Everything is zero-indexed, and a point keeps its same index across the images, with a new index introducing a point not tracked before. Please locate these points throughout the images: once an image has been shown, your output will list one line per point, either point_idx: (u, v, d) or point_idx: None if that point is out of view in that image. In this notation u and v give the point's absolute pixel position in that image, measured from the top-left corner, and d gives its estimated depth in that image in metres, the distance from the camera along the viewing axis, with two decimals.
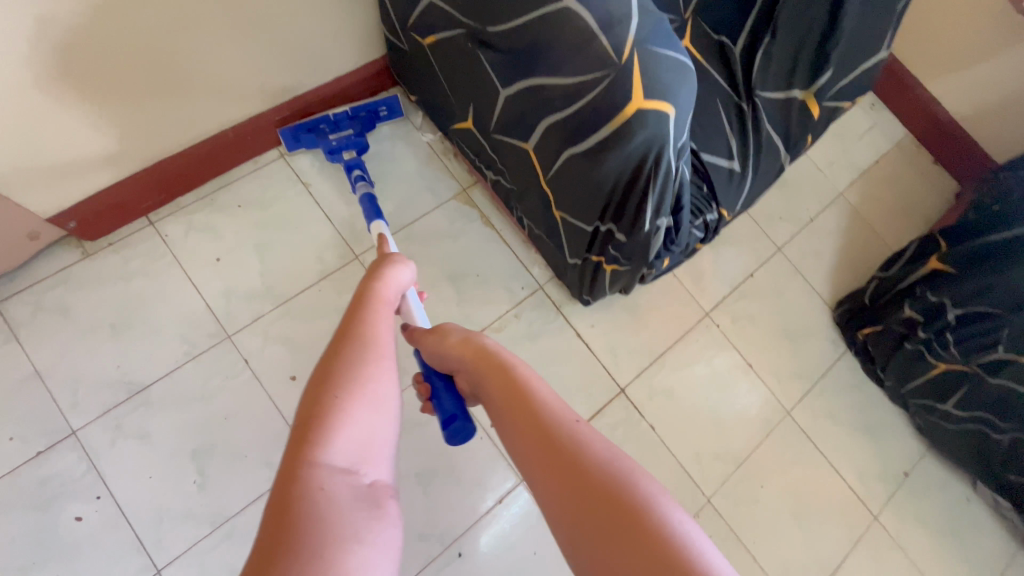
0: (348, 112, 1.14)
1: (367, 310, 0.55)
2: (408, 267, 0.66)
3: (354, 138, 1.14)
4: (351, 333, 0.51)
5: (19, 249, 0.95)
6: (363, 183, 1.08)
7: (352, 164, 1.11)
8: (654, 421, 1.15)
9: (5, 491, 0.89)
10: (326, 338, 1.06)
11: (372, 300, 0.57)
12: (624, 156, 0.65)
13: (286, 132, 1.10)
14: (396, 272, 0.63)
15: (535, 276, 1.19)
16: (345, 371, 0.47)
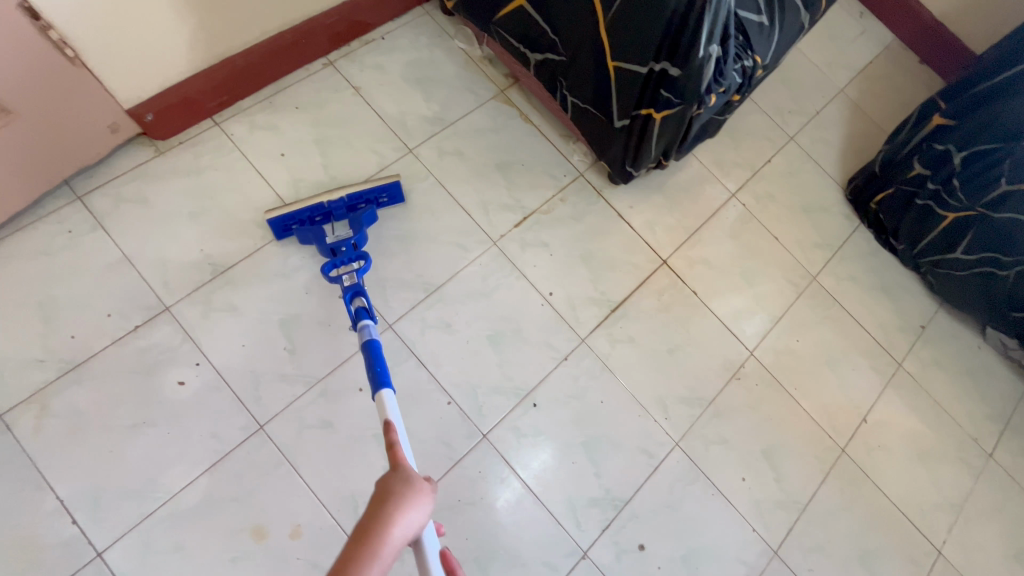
0: (348, 200, 1.06)
1: (368, 547, 0.53)
2: (426, 503, 0.58)
3: (352, 239, 1.04)
4: (361, 538, 0.53)
5: (102, 141, 1.01)
6: (363, 316, 0.92)
7: (352, 291, 0.95)
8: (695, 287, 1.25)
9: (110, 360, 0.94)
10: (393, 220, 1.15)
11: (374, 543, 0.53)
12: None
13: (275, 225, 1.03)
14: (411, 513, 0.57)
15: (575, 165, 1.28)
16: None
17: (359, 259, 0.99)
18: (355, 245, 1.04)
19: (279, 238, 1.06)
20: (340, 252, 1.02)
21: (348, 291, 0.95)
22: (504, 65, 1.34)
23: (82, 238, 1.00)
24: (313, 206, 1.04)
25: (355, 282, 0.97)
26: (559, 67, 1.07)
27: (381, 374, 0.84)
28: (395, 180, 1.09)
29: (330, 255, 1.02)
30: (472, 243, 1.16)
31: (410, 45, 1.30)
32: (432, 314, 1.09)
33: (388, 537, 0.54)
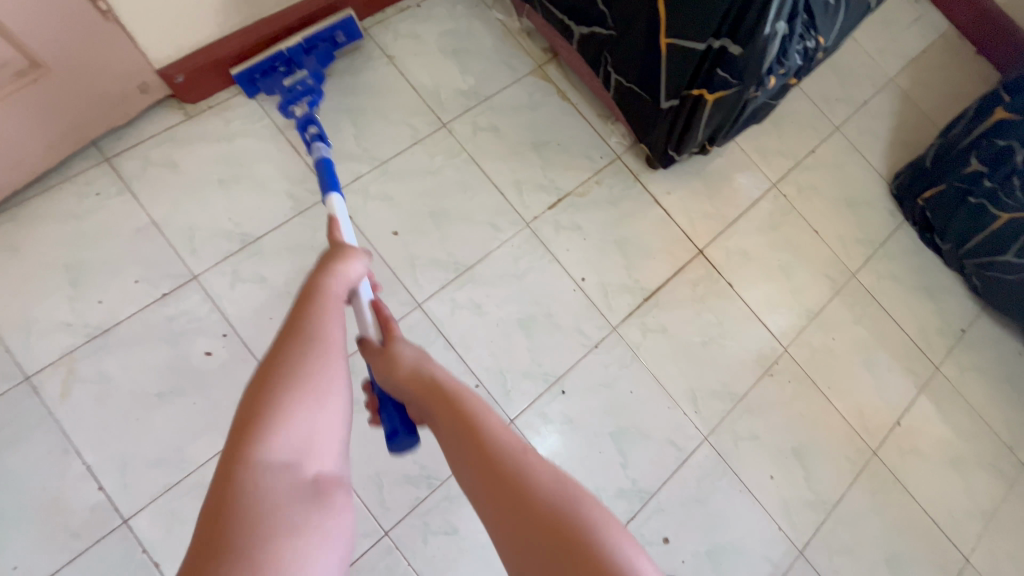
0: (304, 46, 1.08)
1: (314, 303, 0.45)
2: (363, 260, 0.52)
3: (307, 78, 1.07)
4: (295, 321, 0.43)
5: (132, 101, 0.98)
6: (316, 141, 0.93)
7: (307, 119, 0.99)
8: (731, 279, 1.21)
9: (138, 326, 0.93)
10: (425, 196, 1.11)
11: (309, 301, 0.45)
12: None
13: (240, 78, 1.05)
14: (349, 266, 0.50)
15: (612, 147, 1.24)
16: (293, 342, 0.41)
17: (310, 94, 1.06)
18: (311, 85, 1.07)
19: (249, 93, 1.08)
20: (297, 90, 1.05)
21: (302, 118, 0.99)
22: (542, 39, 1.28)
23: (111, 202, 0.98)
24: (274, 53, 1.05)
25: (308, 112, 1.01)
26: (606, 42, 1.02)
27: (331, 183, 0.83)
28: (350, 16, 1.10)
29: (287, 92, 1.06)
30: (505, 223, 1.13)
31: (446, 14, 1.24)
32: (461, 294, 1.07)
33: (325, 286, 0.47)
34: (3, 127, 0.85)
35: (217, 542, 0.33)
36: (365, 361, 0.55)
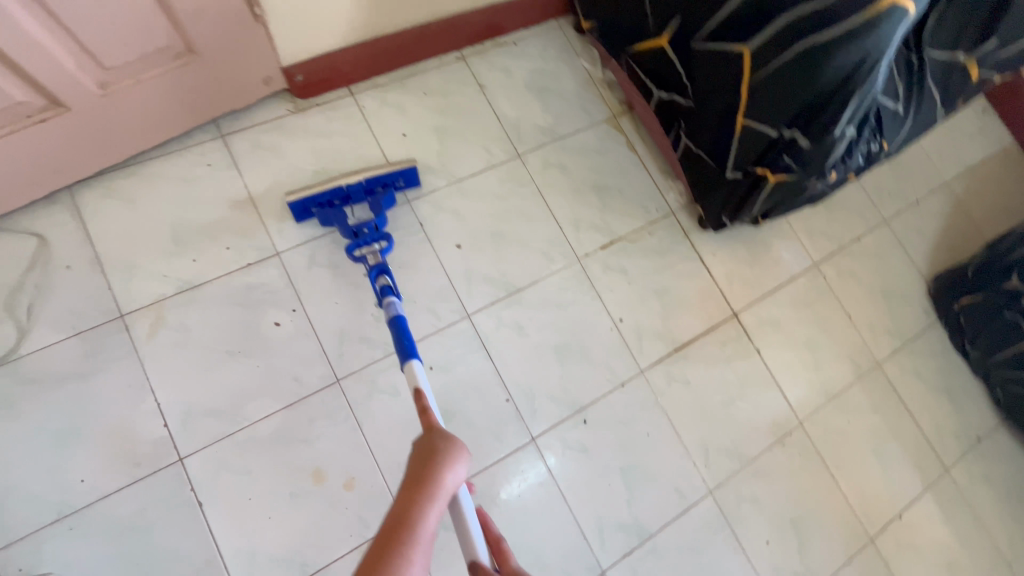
0: (365, 185, 1.08)
1: (420, 514, 0.59)
2: (464, 462, 0.65)
3: (373, 222, 1.06)
4: (400, 522, 0.58)
5: (255, 91, 1.10)
6: (391, 298, 0.96)
7: (377, 270, 1.00)
8: (760, 346, 1.26)
9: (222, 288, 1.04)
10: (491, 217, 1.21)
11: (417, 506, 0.59)
12: (857, 49, 0.80)
13: (294, 207, 1.05)
14: (452, 471, 0.63)
15: (669, 202, 1.31)
16: (394, 552, 0.55)
17: (382, 240, 1.04)
18: (376, 228, 1.06)
19: (298, 219, 1.09)
20: (363, 236, 1.04)
21: (373, 269, 1.00)
22: (621, 91, 1.37)
23: (218, 173, 1.10)
24: (333, 191, 1.05)
25: (379, 262, 1.01)
26: (682, 110, 1.11)
27: (410, 349, 0.89)
28: (411, 166, 1.10)
29: (353, 237, 1.05)
30: (558, 255, 1.21)
31: (537, 54, 1.35)
32: (508, 313, 1.15)
33: (428, 495, 0.61)
34: (153, 100, 0.97)
35: None
36: (477, 575, 0.66)
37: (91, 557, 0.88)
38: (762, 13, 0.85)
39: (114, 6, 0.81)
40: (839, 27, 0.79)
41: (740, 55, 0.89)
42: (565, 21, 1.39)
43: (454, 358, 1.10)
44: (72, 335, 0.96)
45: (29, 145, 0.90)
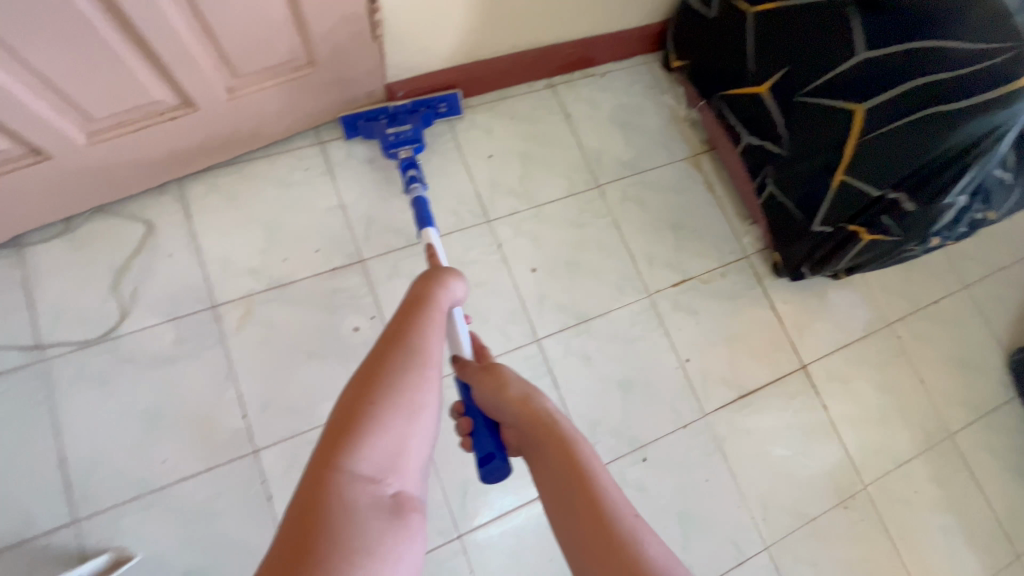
0: (409, 107, 1.15)
1: (423, 321, 0.53)
2: (461, 283, 0.59)
3: (410, 132, 1.15)
4: (398, 337, 0.51)
5: (357, 104, 1.15)
6: (416, 185, 1.08)
7: (407, 163, 1.11)
8: (827, 402, 1.23)
9: (308, 289, 1.07)
10: (566, 244, 1.22)
11: (416, 323, 0.52)
12: (985, 123, 0.80)
13: (345, 120, 1.13)
14: (453, 285, 0.58)
15: (743, 246, 1.30)
16: (393, 363, 0.49)
17: (417, 142, 1.14)
18: (415, 136, 1.14)
19: (348, 135, 1.16)
20: (402, 137, 1.14)
21: (404, 163, 1.11)
22: (704, 131, 1.37)
23: (314, 178, 1.14)
24: (380, 107, 1.13)
25: (410, 157, 1.12)
26: (773, 158, 1.11)
27: (428, 219, 1.01)
28: (455, 92, 1.18)
29: (389, 140, 1.14)
30: (629, 288, 1.22)
31: (624, 87, 1.36)
32: (576, 341, 1.16)
33: (427, 311, 0.54)
34: (269, 106, 1.02)
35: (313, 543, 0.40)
36: (461, 371, 0.66)
37: (165, 538, 0.91)
38: (897, 69, 0.84)
39: (255, 20, 0.86)
40: (985, 92, 0.78)
41: (852, 112, 0.90)
42: (654, 57, 1.40)
43: (521, 381, 1.11)
44: (167, 319, 1.01)
45: (156, 139, 0.96)
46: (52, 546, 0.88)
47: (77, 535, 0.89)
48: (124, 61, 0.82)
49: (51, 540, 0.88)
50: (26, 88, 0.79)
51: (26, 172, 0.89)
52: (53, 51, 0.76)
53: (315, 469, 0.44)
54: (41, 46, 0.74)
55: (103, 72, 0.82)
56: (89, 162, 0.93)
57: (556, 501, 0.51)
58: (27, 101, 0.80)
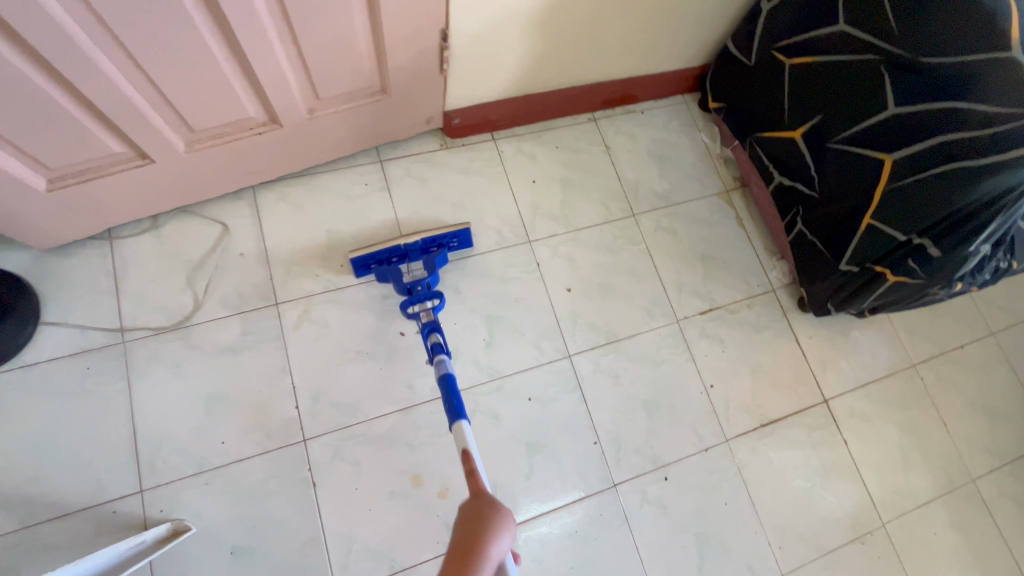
0: (422, 244, 1.13)
1: (471, 570, 0.62)
2: (509, 532, 0.67)
3: (426, 278, 1.12)
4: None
5: (417, 128, 1.25)
6: (441, 356, 0.99)
7: (430, 328, 1.03)
8: (848, 437, 1.26)
9: (361, 294, 1.16)
10: (600, 268, 1.29)
11: (471, 563, 0.63)
12: (1007, 179, 0.85)
13: (355, 262, 1.11)
14: (499, 540, 0.66)
15: (770, 280, 1.35)
16: None
17: (434, 297, 1.08)
18: (429, 285, 1.11)
19: (358, 274, 1.14)
20: (416, 291, 1.08)
21: (426, 326, 1.03)
22: (736, 168, 1.44)
23: (372, 193, 1.25)
24: (395, 247, 1.11)
25: (432, 319, 1.05)
26: (804, 199, 1.17)
27: (458, 408, 0.90)
28: (466, 227, 1.15)
29: (407, 294, 1.09)
30: (659, 313, 1.28)
31: (663, 124, 1.45)
32: (605, 360, 1.22)
33: (479, 555, 0.64)
34: (341, 126, 1.12)
35: None
36: None
37: (219, 514, 0.98)
38: (927, 125, 0.90)
39: (344, 54, 0.97)
40: (1011, 150, 0.82)
41: (882, 161, 0.97)
42: (692, 97, 1.48)
43: (551, 394, 1.17)
44: (234, 313, 1.10)
45: (242, 151, 1.07)
46: (119, 513, 0.96)
47: (142, 504, 0.97)
48: (231, 83, 0.93)
49: (119, 507, 0.96)
50: (145, 101, 0.89)
51: (128, 173, 0.99)
52: (175, 72, 0.87)
53: None
54: (167, 67, 0.85)
55: (211, 91, 0.93)
56: (183, 168, 1.04)
57: None
58: (145, 113, 0.91)
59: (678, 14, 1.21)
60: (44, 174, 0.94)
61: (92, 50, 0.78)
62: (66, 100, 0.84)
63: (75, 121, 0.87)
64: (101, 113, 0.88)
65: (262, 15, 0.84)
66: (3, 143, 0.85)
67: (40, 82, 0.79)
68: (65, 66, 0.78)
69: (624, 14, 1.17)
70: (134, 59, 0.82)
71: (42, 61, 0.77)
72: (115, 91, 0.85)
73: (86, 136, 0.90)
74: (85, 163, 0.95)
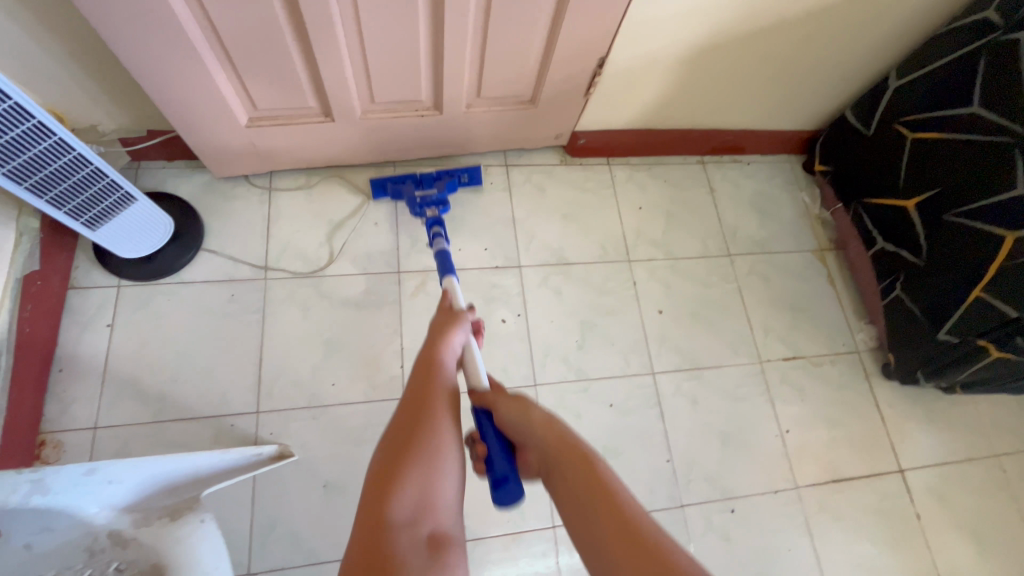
0: (434, 175, 1.26)
1: (427, 386, 0.68)
2: (464, 326, 0.77)
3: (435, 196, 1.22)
4: (416, 377, 0.69)
5: (546, 141, 1.37)
6: (439, 239, 1.10)
7: (432, 221, 1.16)
8: (921, 513, 1.23)
9: (473, 278, 1.26)
10: (692, 298, 1.35)
11: (428, 366, 0.70)
12: None
13: (376, 183, 1.25)
14: (456, 330, 0.75)
15: (856, 341, 1.37)
16: (421, 408, 0.66)
17: (441, 203, 1.21)
18: (439, 200, 1.22)
19: (375, 196, 1.27)
20: (425, 200, 1.21)
21: (428, 220, 1.17)
22: (834, 230, 1.49)
23: (495, 191, 1.36)
24: (405, 177, 1.25)
25: (435, 216, 1.18)
26: (907, 265, 1.22)
27: (449, 269, 1.01)
28: (477, 164, 1.29)
29: (417, 203, 1.21)
30: (743, 351, 1.32)
31: (767, 177, 1.52)
32: (687, 385, 1.26)
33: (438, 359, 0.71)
34: (486, 126, 1.25)
35: (377, 551, 0.56)
36: (478, 399, 0.73)
37: (320, 447, 1.06)
38: None
39: (515, 66, 1.09)
40: None
41: (1003, 239, 1.00)
42: (799, 158, 1.56)
43: (631, 406, 1.21)
44: (361, 272, 1.22)
45: (401, 129, 1.19)
46: (236, 427, 1.06)
47: (256, 424, 1.06)
48: (419, 75, 1.06)
49: (237, 422, 1.06)
50: (353, 78, 1.03)
51: (311, 126, 1.13)
52: (385, 59, 1.00)
53: (365, 519, 0.58)
54: (381, 54, 0.99)
55: (403, 77, 1.06)
56: (352, 133, 1.18)
57: (578, 538, 0.60)
58: (348, 86, 1.04)
59: (809, 80, 1.30)
60: (248, 112, 1.08)
61: (339, 31, 0.92)
62: (298, 62, 0.98)
63: (296, 79, 1.01)
64: (316, 77, 1.02)
65: (469, 27, 0.97)
66: (236, 81, 1.00)
67: (289, 44, 0.93)
68: (316, 40, 0.92)
69: (763, 69, 1.26)
70: (362, 43, 0.96)
71: (298, 29, 0.91)
72: (336, 66, 0.98)
73: (296, 91, 1.04)
74: (283, 111, 1.09)
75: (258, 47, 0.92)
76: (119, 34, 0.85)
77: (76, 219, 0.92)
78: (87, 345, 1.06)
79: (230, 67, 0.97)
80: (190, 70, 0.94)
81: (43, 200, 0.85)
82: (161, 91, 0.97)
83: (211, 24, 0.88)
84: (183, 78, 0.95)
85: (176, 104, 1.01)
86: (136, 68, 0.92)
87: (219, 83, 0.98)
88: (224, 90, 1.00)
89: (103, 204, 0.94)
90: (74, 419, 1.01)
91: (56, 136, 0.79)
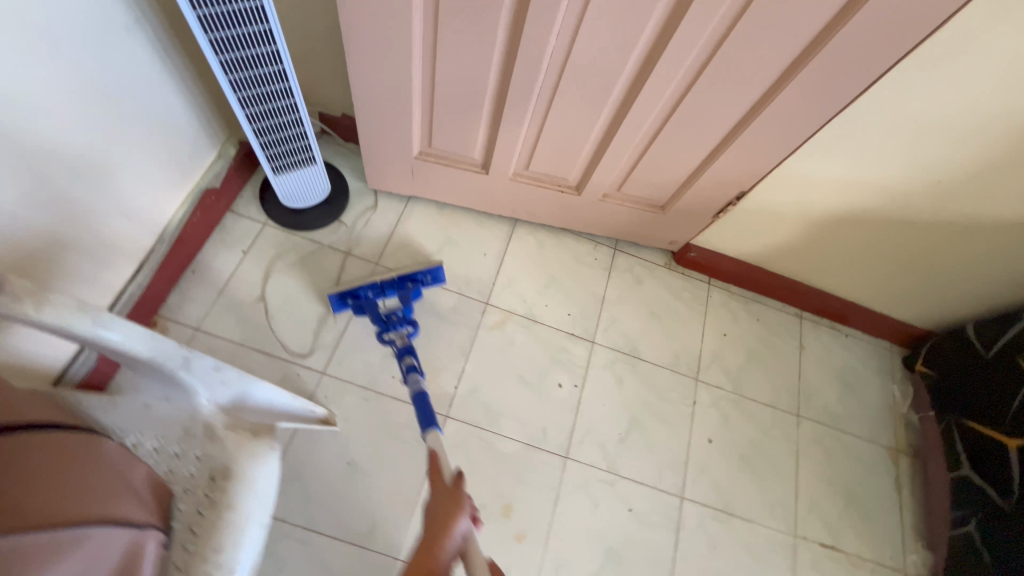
0: (395, 282, 1.17)
1: None
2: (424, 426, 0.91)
3: (400, 311, 1.16)
4: None
5: (659, 244, 1.44)
6: (414, 373, 1.04)
7: (405, 350, 1.08)
8: None
9: (546, 335, 1.32)
10: (746, 442, 1.32)
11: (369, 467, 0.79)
12: None
13: (335, 300, 1.15)
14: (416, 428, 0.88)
15: (906, 561, 1.26)
16: None
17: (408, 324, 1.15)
18: (404, 316, 1.16)
19: (337, 309, 1.19)
20: (391, 322, 1.13)
21: (399, 351, 1.08)
22: (916, 437, 1.40)
23: (596, 267, 1.44)
24: (364, 286, 1.15)
25: (407, 345, 1.10)
26: (992, 506, 1.13)
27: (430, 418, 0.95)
28: (439, 265, 1.19)
29: (382, 323, 1.13)
30: (780, 516, 1.26)
31: (862, 356, 1.48)
32: (712, 525, 1.21)
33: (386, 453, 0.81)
34: (614, 214, 1.34)
35: None
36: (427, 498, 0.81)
37: (359, 427, 1.13)
38: None
39: (663, 174, 1.19)
40: None
41: None
42: (901, 350, 1.51)
43: (650, 521, 1.19)
44: (455, 290, 1.32)
45: (540, 196, 1.30)
46: (300, 378, 1.16)
47: (316, 383, 1.16)
48: (578, 157, 1.18)
49: (302, 374, 1.16)
50: (522, 144, 1.16)
51: (467, 173, 1.25)
52: (556, 137, 1.13)
53: None
54: (555, 132, 1.11)
55: (564, 154, 1.17)
56: (497, 187, 1.29)
57: None
58: (513, 149, 1.17)
59: (936, 281, 1.29)
60: (421, 146, 1.22)
61: (530, 107, 1.05)
62: (484, 119, 1.12)
63: (476, 131, 1.15)
64: (493, 135, 1.15)
65: (641, 132, 1.08)
66: (426, 122, 1.15)
67: (484, 103, 1.07)
68: (509, 108, 1.06)
69: (894, 256, 1.26)
70: (545, 119, 1.09)
71: (500, 94, 1.05)
72: (514, 134, 1.12)
73: (470, 142, 1.18)
74: (450, 155, 1.23)
75: (461, 101, 1.07)
76: (358, 66, 1.00)
77: (268, 162, 1.11)
78: (220, 259, 1.23)
79: (428, 110, 1.12)
80: (397, 104, 1.09)
81: (258, 140, 1.05)
82: (364, 114, 1.12)
83: (432, 74, 1.03)
84: (388, 107, 1.09)
85: (371, 125, 1.15)
86: (360, 93, 1.07)
87: (413, 119, 1.13)
88: (414, 125, 1.14)
89: (291, 158, 1.12)
90: (185, 314, 1.16)
91: (292, 100, 0.99)
